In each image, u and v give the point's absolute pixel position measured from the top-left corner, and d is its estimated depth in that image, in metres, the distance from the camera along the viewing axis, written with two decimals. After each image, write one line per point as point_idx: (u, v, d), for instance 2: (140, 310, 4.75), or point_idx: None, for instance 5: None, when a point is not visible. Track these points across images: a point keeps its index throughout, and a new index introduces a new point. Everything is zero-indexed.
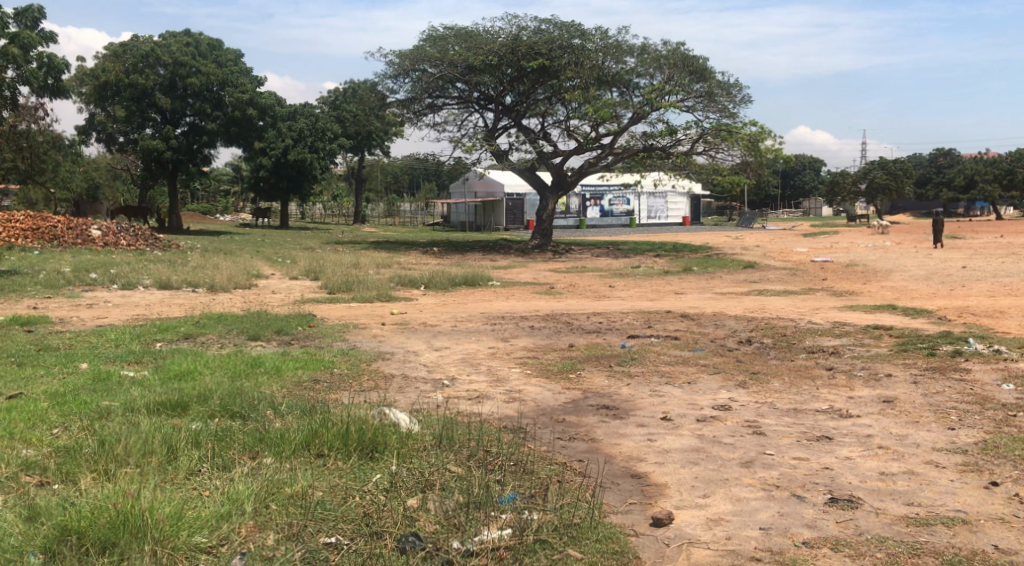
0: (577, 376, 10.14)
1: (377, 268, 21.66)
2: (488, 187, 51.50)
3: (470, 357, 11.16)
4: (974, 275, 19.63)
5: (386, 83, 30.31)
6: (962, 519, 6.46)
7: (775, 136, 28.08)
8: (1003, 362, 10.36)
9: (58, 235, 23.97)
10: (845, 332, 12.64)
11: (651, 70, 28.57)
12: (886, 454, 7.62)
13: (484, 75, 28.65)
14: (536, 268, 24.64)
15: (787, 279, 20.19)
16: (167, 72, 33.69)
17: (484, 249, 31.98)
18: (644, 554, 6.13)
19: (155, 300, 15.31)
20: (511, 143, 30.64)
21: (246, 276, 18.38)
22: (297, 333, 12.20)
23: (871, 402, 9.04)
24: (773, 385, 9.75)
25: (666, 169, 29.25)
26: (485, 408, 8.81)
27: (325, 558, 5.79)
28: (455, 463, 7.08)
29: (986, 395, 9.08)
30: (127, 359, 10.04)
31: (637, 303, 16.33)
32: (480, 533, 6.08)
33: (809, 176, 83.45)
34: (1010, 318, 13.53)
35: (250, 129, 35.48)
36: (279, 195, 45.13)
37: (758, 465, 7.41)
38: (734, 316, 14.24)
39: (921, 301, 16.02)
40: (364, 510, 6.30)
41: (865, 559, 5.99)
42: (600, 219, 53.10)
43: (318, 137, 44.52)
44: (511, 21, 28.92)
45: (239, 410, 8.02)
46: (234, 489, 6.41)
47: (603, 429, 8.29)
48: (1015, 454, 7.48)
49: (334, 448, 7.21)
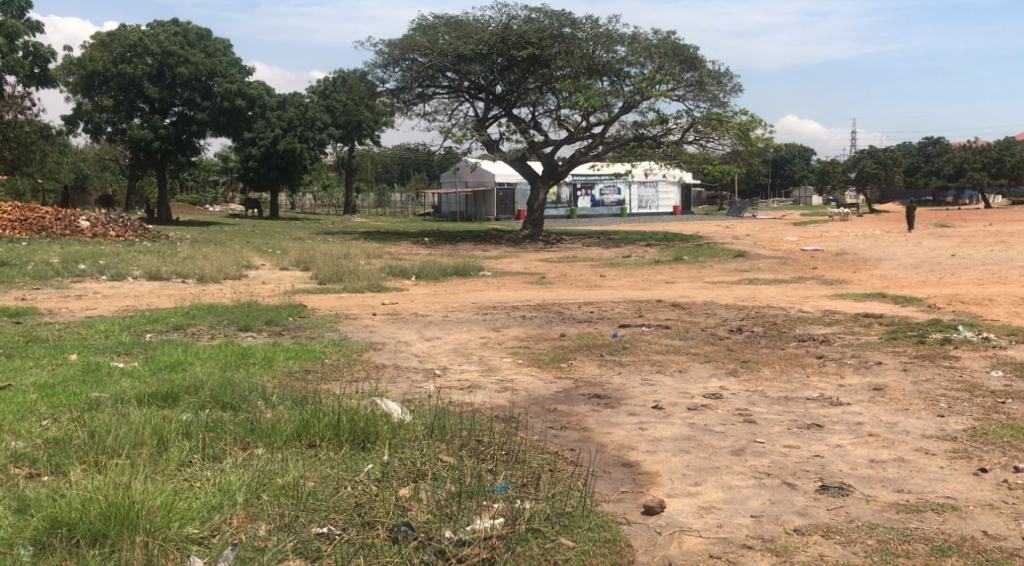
0: (569, 366, 10.13)
1: (367, 259, 21.56)
2: (480, 177, 51.51)
3: (461, 348, 11.13)
4: (963, 263, 19.62)
5: (375, 73, 30.18)
6: (952, 505, 6.49)
7: (765, 126, 28.00)
8: (992, 350, 10.40)
9: (45, 226, 23.80)
10: (835, 320, 12.65)
11: (642, 60, 28.41)
12: (876, 441, 7.64)
13: (474, 65, 28.69)
14: (528, 258, 24.62)
15: (777, 269, 20.15)
16: (156, 61, 33.50)
17: (475, 240, 32.00)
18: (636, 542, 6.15)
19: (144, 291, 15.23)
20: (501, 133, 30.57)
21: (235, 268, 18.25)
22: (287, 323, 12.19)
23: (860, 390, 9.06)
24: (763, 373, 9.79)
25: (656, 160, 29.13)
26: (477, 398, 8.81)
27: (317, 548, 5.81)
28: (447, 453, 7.07)
29: (975, 382, 9.11)
30: (116, 351, 9.99)
31: (630, 293, 16.34)
32: (472, 522, 6.08)
33: (798, 165, 83.53)
34: (999, 306, 13.55)
35: (240, 119, 35.22)
36: (267, 186, 44.78)
37: (749, 453, 7.43)
38: (725, 306, 14.26)
39: (911, 289, 16.04)
40: (355, 500, 6.30)
41: (856, 546, 6.02)
42: (590, 209, 52.94)
43: (307, 127, 44.42)
44: (501, 10, 28.75)
45: (230, 401, 7.98)
46: (226, 480, 6.40)
47: (595, 419, 8.28)
48: (1004, 440, 7.52)
49: (326, 439, 7.20)
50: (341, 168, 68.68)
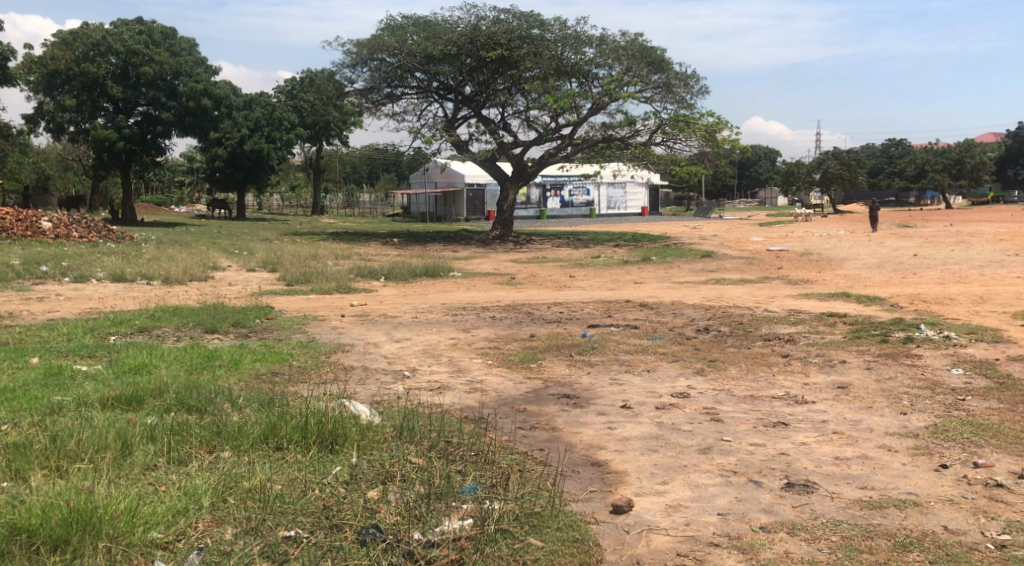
0: (538, 367, 10.15)
1: (335, 260, 21.50)
2: (450, 178, 51.49)
3: (430, 349, 11.13)
4: (926, 263, 19.89)
5: (343, 73, 30.05)
6: (914, 501, 6.58)
7: (732, 127, 28.22)
8: (953, 348, 10.56)
9: (7, 227, 23.51)
10: (801, 320, 12.78)
11: (610, 61, 28.45)
12: (840, 439, 7.73)
13: (442, 65, 28.65)
14: (497, 259, 24.67)
15: (744, 269, 20.33)
16: (120, 60, 33.15)
17: (445, 240, 32.00)
18: (604, 542, 6.18)
19: (109, 293, 15.08)
20: (470, 134, 30.54)
21: (202, 269, 18.12)
22: (254, 325, 12.14)
23: (825, 388, 9.16)
24: (730, 371, 9.88)
25: (625, 161, 29.27)
26: (446, 399, 8.82)
27: (284, 551, 5.78)
28: (416, 454, 7.07)
29: (936, 380, 9.24)
30: (79, 354, 9.88)
31: (598, 293, 16.43)
32: (441, 523, 6.09)
33: (764, 166, 84.22)
34: (959, 305, 13.76)
35: (206, 119, 35.00)
36: (234, 186, 44.43)
37: (716, 451, 7.49)
38: (693, 305, 14.36)
39: (874, 288, 16.24)
40: (323, 503, 6.28)
41: (821, 543, 6.09)
42: (560, 210, 53.17)
43: (274, 126, 44.19)
44: (469, 11, 28.75)
45: (196, 403, 7.92)
46: (191, 484, 6.36)
47: (564, 419, 8.31)
48: (964, 437, 7.63)
49: (293, 441, 7.17)
50: (309, 169, 68.36)
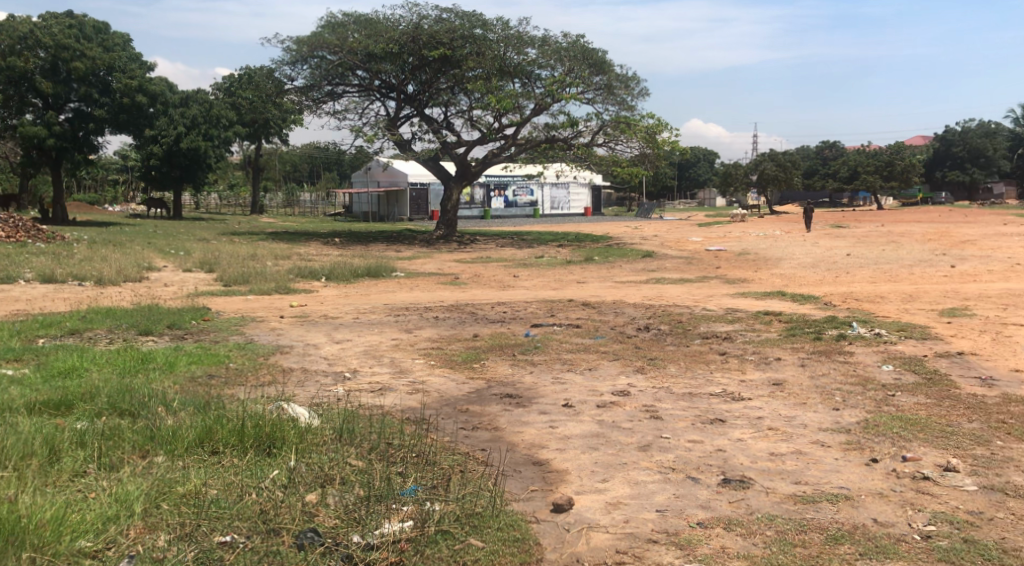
0: (480, 367, 10.15)
1: (275, 260, 21.27)
2: (393, 177, 51.27)
3: (371, 349, 11.07)
4: (859, 262, 20.33)
5: (283, 70, 29.74)
6: (845, 495, 6.72)
7: (672, 129, 28.54)
8: (884, 345, 10.80)
9: None
10: (739, 318, 12.97)
11: (552, 62, 28.55)
12: (775, 435, 7.85)
13: (384, 64, 28.50)
14: (440, 259, 24.61)
15: (684, 268, 20.58)
16: (49, 54, 32.09)
17: (387, 240, 31.86)
18: (544, 541, 6.21)
19: (39, 295, 14.73)
20: (413, 133, 30.42)
21: (137, 269, 17.79)
22: (190, 326, 11.96)
23: (761, 385, 9.31)
24: (669, 369, 9.98)
25: (567, 162, 29.41)
26: (387, 400, 8.78)
27: (219, 557, 5.71)
28: (356, 456, 7.03)
29: (868, 376, 9.44)
30: (7, 357, 9.64)
31: (541, 293, 16.50)
32: (381, 526, 6.05)
33: (703, 168, 85.33)
34: (890, 303, 14.08)
35: (141, 116, 34.52)
36: (171, 185, 43.68)
37: (655, 449, 7.56)
38: (633, 304, 14.49)
39: (809, 287, 16.55)
40: (261, 507, 6.17)
41: (756, 538, 6.18)
42: (504, 209, 53.35)
43: (212, 124, 43.60)
44: (411, 10, 28.67)
45: (128, 408, 7.78)
46: (123, 490, 6.24)
47: (505, 418, 8.32)
48: (893, 432, 7.81)
49: (229, 444, 7.08)
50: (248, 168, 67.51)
